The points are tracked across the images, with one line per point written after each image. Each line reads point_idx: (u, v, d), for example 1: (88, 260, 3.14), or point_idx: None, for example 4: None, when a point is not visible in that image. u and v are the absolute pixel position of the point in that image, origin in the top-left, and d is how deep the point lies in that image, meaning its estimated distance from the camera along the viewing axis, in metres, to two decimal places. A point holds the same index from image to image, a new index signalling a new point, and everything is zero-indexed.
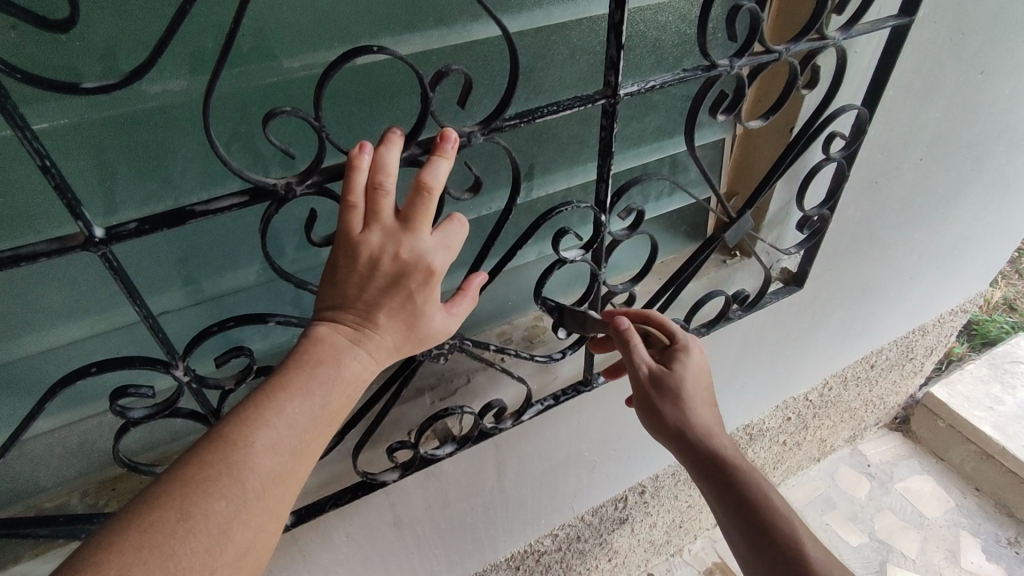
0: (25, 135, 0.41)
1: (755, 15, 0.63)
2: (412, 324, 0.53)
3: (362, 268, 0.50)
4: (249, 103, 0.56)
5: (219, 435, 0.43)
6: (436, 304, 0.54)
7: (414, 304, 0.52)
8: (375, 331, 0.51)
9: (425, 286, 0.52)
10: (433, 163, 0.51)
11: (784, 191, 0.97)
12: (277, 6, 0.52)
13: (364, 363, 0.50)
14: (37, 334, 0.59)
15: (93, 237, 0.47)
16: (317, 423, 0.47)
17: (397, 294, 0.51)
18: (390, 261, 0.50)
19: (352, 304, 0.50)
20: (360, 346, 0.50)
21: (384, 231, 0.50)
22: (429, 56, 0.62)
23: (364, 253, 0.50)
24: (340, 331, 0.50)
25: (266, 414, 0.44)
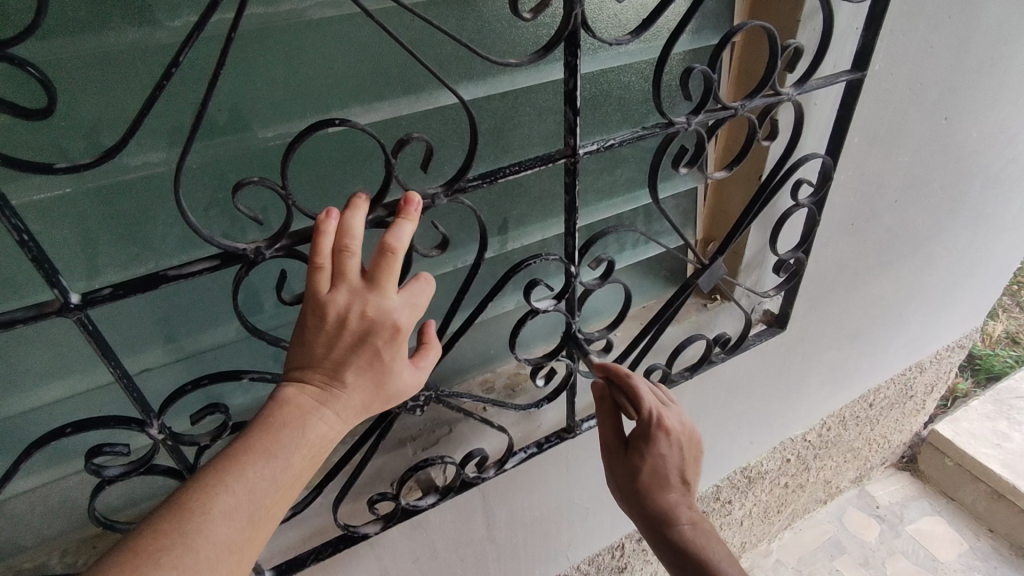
0: (5, 213, 0.44)
1: (707, 76, 0.66)
2: (380, 380, 0.54)
3: (329, 327, 0.52)
4: (226, 170, 0.60)
5: (178, 502, 0.44)
6: (404, 360, 0.56)
7: (382, 361, 0.54)
8: (342, 391, 0.52)
9: (393, 343, 0.54)
10: (397, 225, 0.53)
11: (758, 236, 1.00)
12: (249, 83, 0.56)
13: (329, 425, 0.51)
14: (19, 395, 0.61)
15: (69, 303, 0.49)
16: (278, 487, 0.48)
17: (363, 352, 0.52)
18: (357, 319, 0.52)
19: (319, 363, 0.52)
20: (326, 406, 0.51)
21: (350, 290, 0.52)
22: (399, 122, 0.66)
23: (331, 313, 0.52)
24: (306, 392, 0.51)
25: (227, 479, 0.46)
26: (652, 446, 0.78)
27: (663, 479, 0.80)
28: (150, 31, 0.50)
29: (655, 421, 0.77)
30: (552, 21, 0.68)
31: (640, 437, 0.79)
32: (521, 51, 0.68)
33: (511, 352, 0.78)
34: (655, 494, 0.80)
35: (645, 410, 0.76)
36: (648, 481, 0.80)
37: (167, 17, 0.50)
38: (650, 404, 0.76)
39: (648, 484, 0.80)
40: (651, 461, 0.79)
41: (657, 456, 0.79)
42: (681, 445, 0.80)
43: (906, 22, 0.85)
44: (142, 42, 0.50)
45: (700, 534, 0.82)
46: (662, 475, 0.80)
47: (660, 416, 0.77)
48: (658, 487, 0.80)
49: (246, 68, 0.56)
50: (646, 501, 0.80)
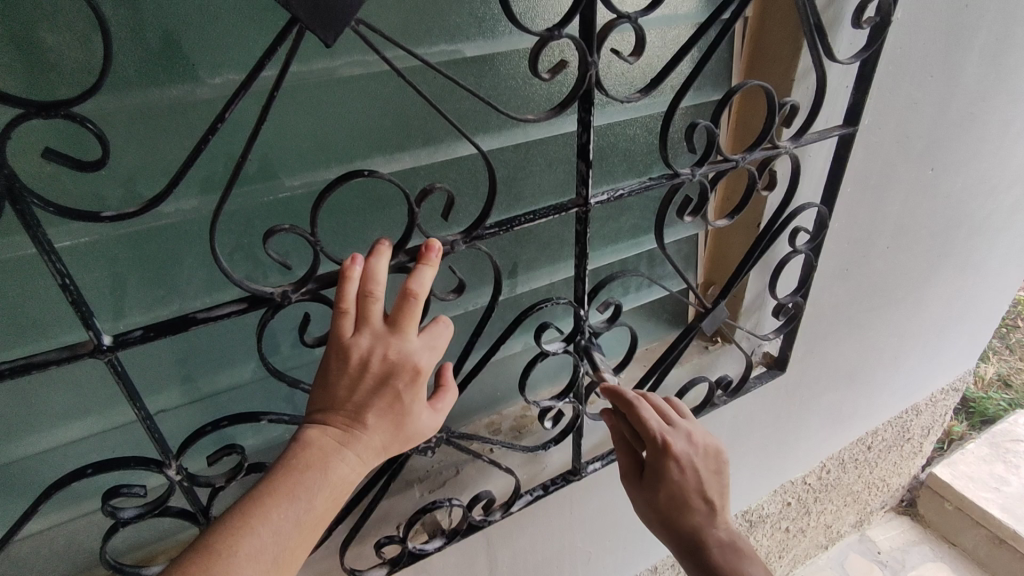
0: (51, 257, 0.46)
1: (710, 132, 0.70)
2: (400, 422, 0.55)
3: (351, 371, 0.53)
4: (253, 217, 0.63)
5: (204, 544, 0.45)
6: (423, 402, 0.57)
7: (402, 404, 0.55)
8: (363, 433, 0.53)
9: (413, 386, 0.55)
10: (419, 271, 0.55)
11: (758, 280, 1.03)
12: (280, 135, 0.60)
13: (350, 465, 0.52)
14: (37, 435, 0.61)
15: (102, 345, 0.51)
16: (301, 529, 0.49)
17: (384, 394, 0.54)
18: (379, 361, 0.54)
19: (341, 406, 0.53)
20: (348, 448, 0.52)
21: (373, 334, 0.54)
22: (419, 171, 0.69)
23: (354, 356, 0.53)
24: (327, 434, 0.52)
25: (253, 521, 0.47)
26: (666, 472, 0.75)
27: (684, 502, 0.77)
28: (192, 87, 0.53)
29: (664, 447, 0.73)
30: (565, 80, 0.73)
31: (654, 463, 0.75)
32: (535, 107, 0.72)
33: (521, 394, 0.80)
34: (676, 515, 0.77)
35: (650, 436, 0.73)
36: (666, 507, 0.77)
37: (208, 74, 0.53)
38: (654, 430, 0.73)
39: (668, 507, 0.77)
40: (669, 484, 0.76)
41: (673, 480, 0.76)
42: (696, 466, 0.76)
43: (891, 82, 0.90)
44: (183, 96, 0.53)
45: (733, 551, 0.79)
46: (682, 497, 0.77)
47: (666, 443, 0.73)
48: (678, 508, 0.77)
49: (279, 121, 0.59)
50: (668, 524, 0.78)
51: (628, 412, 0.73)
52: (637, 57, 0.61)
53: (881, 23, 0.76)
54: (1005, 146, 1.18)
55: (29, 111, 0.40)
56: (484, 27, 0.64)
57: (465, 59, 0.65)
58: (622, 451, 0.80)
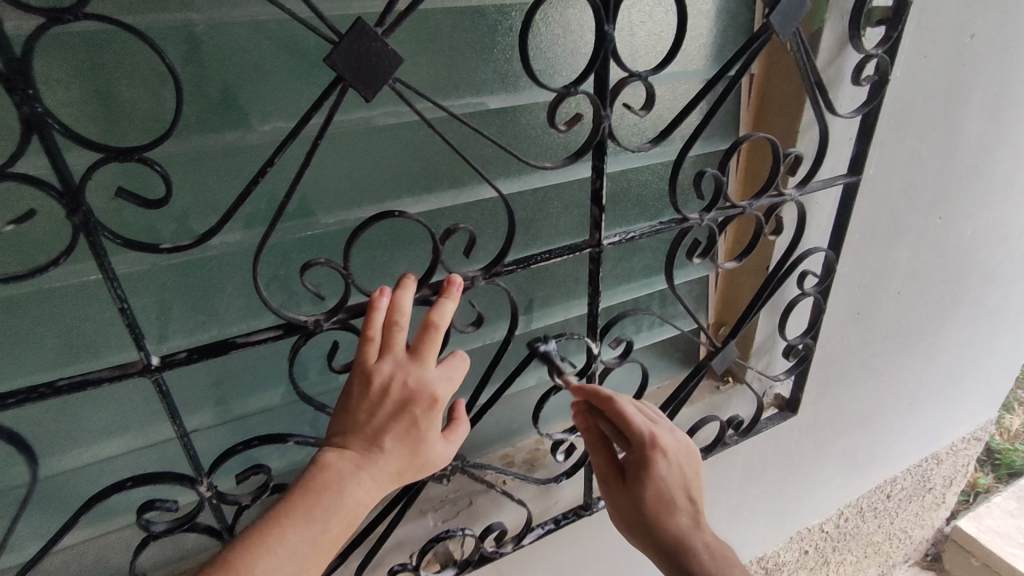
0: (114, 284, 0.51)
1: (718, 180, 0.74)
2: (415, 449, 0.58)
3: (373, 395, 0.57)
4: (290, 251, 0.68)
5: (225, 562, 0.48)
6: (438, 431, 0.60)
7: (418, 430, 0.58)
8: (380, 457, 0.56)
9: (429, 413, 0.59)
10: (441, 304, 0.59)
11: (768, 322, 1.05)
12: (319, 177, 0.65)
13: (367, 489, 0.55)
14: (80, 449, 0.65)
15: (150, 365, 0.55)
16: (317, 549, 0.52)
17: (402, 420, 0.57)
18: (399, 388, 0.57)
19: (361, 430, 0.56)
20: (364, 471, 0.55)
21: (395, 361, 0.58)
22: (444, 212, 0.74)
23: (377, 381, 0.57)
24: (345, 457, 0.55)
25: (271, 542, 0.50)
26: (650, 467, 0.72)
27: (670, 503, 0.73)
28: (246, 133, 0.60)
29: (647, 438, 0.71)
30: (581, 130, 0.78)
31: (636, 460, 0.73)
32: (552, 154, 0.78)
33: (535, 426, 0.82)
34: (663, 518, 0.73)
35: (632, 427, 0.71)
36: (652, 507, 0.73)
37: (258, 121, 0.60)
38: (635, 421, 0.71)
39: (654, 511, 0.73)
40: (654, 482, 0.73)
41: (658, 477, 0.73)
42: (680, 462, 0.74)
43: (894, 134, 0.94)
44: (236, 141, 0.60)
45: (728, 564, 0.72)
46: (667, 497, 0.73)
47: (649, 433, 0.72)
48: (664, 509, 0.73)
49: (318, 164, 0.64)
50: (654, 530, 0.73)
51: (607, 405, 0.72)
52: (647, 111, 0.66)
53: (881, 80, 0.81)
54: (1014, 196, 1.21)
55: (108, 156, 0.46)
56: (506, 82, 0.70)
57: (489, 111, 0.71)
58: (598, 458, 0.77)
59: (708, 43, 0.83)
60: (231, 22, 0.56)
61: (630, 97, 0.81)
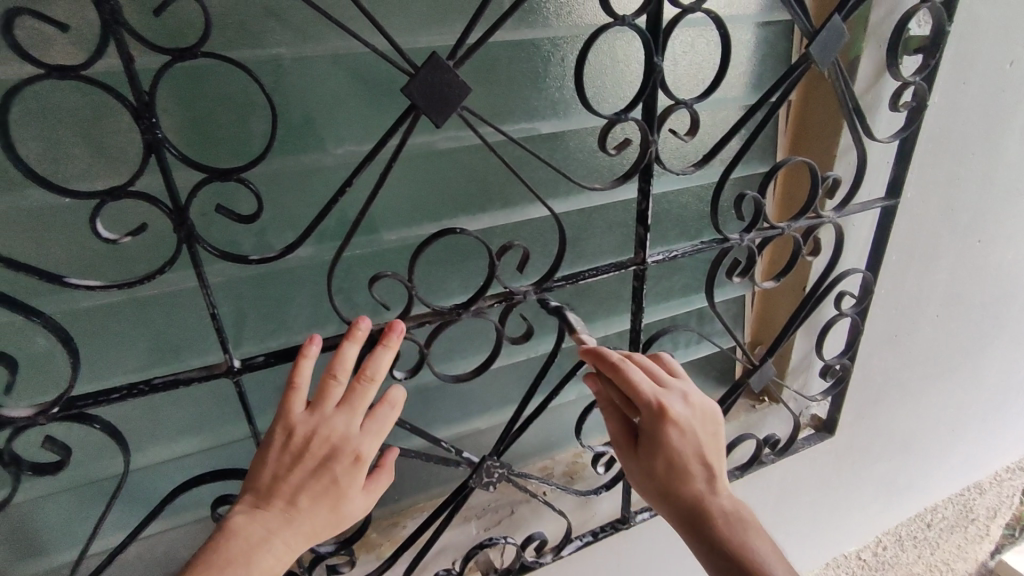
0: (207, 292, 0.56)
1: (758, 202, 0.78)
2: (334, 505, 0.58)
3: (293, 451, 0.57)
4: (354, 265, 0.73)
5: None
6: (359, 488, 0.60)
7: (337, 486, 0.58)
8: (294, 520, 0.56)
9: (350, 470, 0.59)
10: (379, 354, 0.60)
11: (805, 341, 1.07)
12: (384, 197, 0.71)
13: (277, 557, 0.54)
14: (159, 446, 0.71)
15: (233, 366, 0.60)
16: None
17: (322, 478, 0.57)
18: (321, 440, 0.58)
19: (276, 488, 0.56)
20: (274, 538, 0.55)
21: (320, 412, 0.58)
22: (496, 230, 0.79)
23: (300, 433, 0.58)
24: (255, 524, 0.55)
25: None
26: (663, 436, 0.69)
27: (685, 471, 0.70)
28: (320, 155, 0.66)
29: (658, 406, 0.68)
30: (628, 155, 0.82)
31: (648, 428, 0.69)
32: (597, 175, 0.82)
33: (578, 437, 0.85)
34: (677, 483, 0.70)
35: (642, 395, 0.68)
36: (665, 475, 0.70)
37: (332, 145, 0.66)
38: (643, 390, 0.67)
39: (667, 476, 0.70)
40: (667, 449, 0.69)
41: (671, 445, 0.69)
42: (694, 428, 0.70)
43: (932, 159, 0.96)
44: (313, 163, 0.66)
45: (745, 530, 0.70)
46: (682, 463, 0.70)
47: (659, 402, 0.68)
48: (678, 476, 0.70)
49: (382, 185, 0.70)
50: (668, 496, 0.71)
51: (614, 373, 0.68)
52: (692, 136, 0.70)
53: (918, 106, 0.83)
54: None
55: (211, 176, 0.51)
56: (557, 109, 0.75)
57: (540, 136, 0.75)
58: (612, 421, 0.74)
59: (748, 72, 0.86)
60: (313, 56, 0.62)
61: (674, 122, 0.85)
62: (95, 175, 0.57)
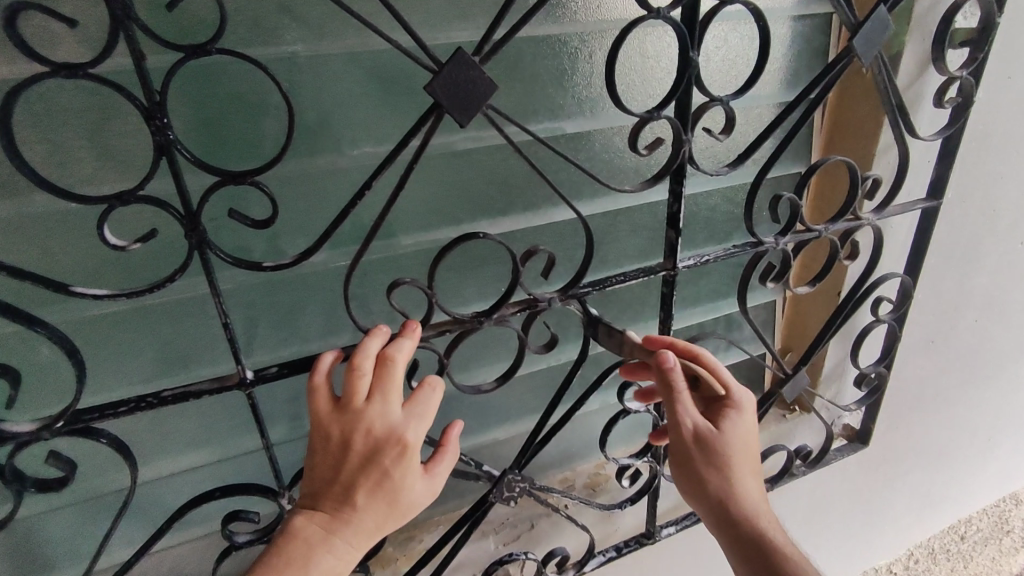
0: (217, 300, 0.54)
1: (795, 203, 0.73)
2: (392, 496, 0.57)
3: (336, 449, 0.57)
4: (370, 271, 0.70)
5: None
6: (416, 475, 0.59)
7: (391, 479, 0.57)
8: (353, 516, 0.56)
9: (400, 460, 0.57)
10: (397, 342, 0.59)
11: (838, 349, 1.02)
12: (402, 200, 0.68)
13: (338, 556, 0.55)
14: (169, 458, 0.69)
15: (245, 378, 0.57)
16: None
17: (371, 471, 0.56)
18: (362, 437, 0.56)
19: (331, 488, 0.56)
20: (336, 536, 0.55)
21: (350, 411, 0.57)
22: (517, 234, 0.76)
23: (337, 433, 0.57)
24: (313, 525, 0.55)
25: None
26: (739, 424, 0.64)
27: (749, 471, 0.64)
28: (336, 157, 0.63)
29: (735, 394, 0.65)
30: (658, 156, 0.78)
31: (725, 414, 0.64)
32: (623, 177, 0.78)
33: (602, 450, 0.81)
34: (741, 483, 0.63)
35: (721, 381, 0.65)
36: (736, 471, 0.63)
37: (348, 147, 0.63)
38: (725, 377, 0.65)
39: (735, 474, 0.63)
40: (741, 441, 0.64)
41: (742, 438, 0.64)
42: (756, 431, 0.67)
43: (975, 158, 0.91)
44: (327, 165, 0.63)
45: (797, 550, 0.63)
46: (749, 462, 0.65)
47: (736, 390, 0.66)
48: (744, 475, 0.63)
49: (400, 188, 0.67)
50: (731, 499, 0.63)
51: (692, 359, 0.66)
52: (727, 135, 0.66)
53: (964, 102, 0.79)
54: None
55: (221, 180, 0.49)
56: (583, 108, 0.72)
57: (564, 136, 0.72)
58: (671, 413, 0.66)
59: (781, 68, 0.82)
60: (329, 54, 0.59)
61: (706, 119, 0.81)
62: (103, 179, 0.54)
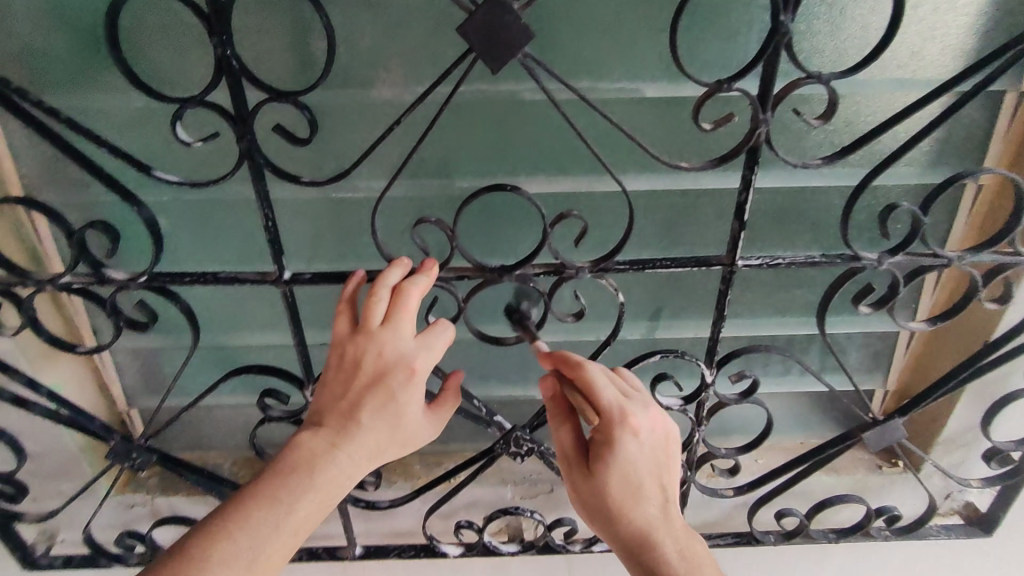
0: (265, 204, 0.61)
1: (914, 219, 0.60)
2: (394, 421, 0.60)
3: (348, 369, 0.60)
4: (425, 207, 0.72)
5: (183, 553, 0.51)
6: (417, 405, 0.61)
7: (394, 402, 0.60)
8: (354, 432, 0.59)
9: (405, 385, 0.60)
10: (415, 277, 0.61)
11: (972, 410, 0.83)
12: (462, 143, 0.68)
13: (344, 467, 0.57)
14: (239, 334, 0.79)
15: (282, 276, 0.65)
16: (281, 537, 0.53)
17: (376, 391, 0.60)
18: (372, 359, 0.60)
19: (338, 404, 0.60)
20: (337, 450, 0.58)
21: (365, 334, 0.60)
22: (577, 198, 0.72)
23: (352, 354, 0.60)
24: (319, 437, 0.58)
25: (232, 528, 0.52)
26: (619, 448, 0.58)
27: (640, 491, 0.58)
28: (401, 91, 0.65)
29: (617, 413, 0.58)
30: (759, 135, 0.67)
31: (601, 439, 0.59)
32: (709, 154, 0.69)
33: None
34: (628, 505, 0.58)
35: (603, 400, 0.58)
36: (616, 494, 0.58)
37: (414, 83, 0.65)
38: (604, 394, 0.58)
39: (619, 497, 0.58)
40: (628, 463, 0.58)
41: (627, 460, 0.58)
42: (660, 448, 0.59)
43: None
44: (392, 98, 0.65)
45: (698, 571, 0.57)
46: (640, 484, 0.58)
47: (619, 407, 0.58)
48: (631, 496, 0.58)
49: (460, 130, 0.68)
50: (617, 521, 0.58)
51: (575, 375, 0.60)
52: (823, 123, 0.56)
53: None
54: None
55: (269, 95, 0.54)
56: (669, 70, 0.64)
57: (644, 99, 0.66)
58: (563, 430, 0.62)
59: (961, 47, 0.64)
60: None
61: (804, 96, 0.66)
62: (186, 80, 0.62)
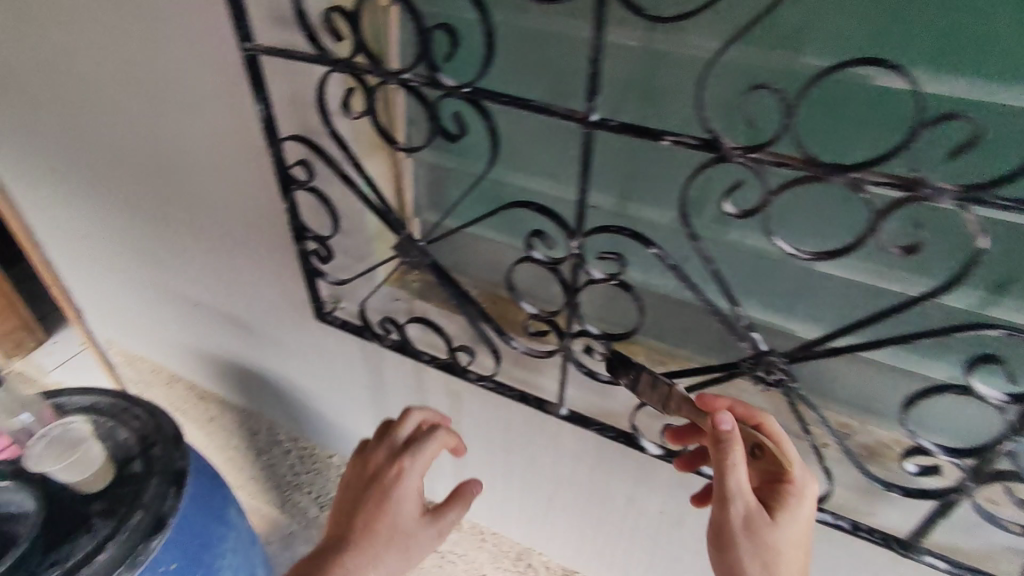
0: (595, 34, 0.57)
1: None
2: (398, 497, 0.87)
3: (366, 473, 0.91)
4: (756, 79, 0.63)
5: (339, 540, 0.86)
6: (422, 463, 0.90)
7: (386, 486, 0.88)
8: (361, 508, 0.88)
9: (397, 476, 0.89)
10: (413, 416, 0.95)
11: None
12: (836, 6, 0.56)
13: (399, 514, 0.87)
14: (521, 174, 0.81)
15: (588, 118, 0.62)
16: (364, 521, 0.86)
17: (385, 476, 0.89)
18: (398, 448, 0.92)
19: (366, 470, 0.91)
20: (405, 474, 0.88)
21: (388, 444, 0.93)
22: (966, 105, 0.56)
23: (380, 451, 0.93)
24: (356, 486, 0.91)
25: (345, 538, 0.85)
26: (790, 509, 0.68)
27: (796, 559, 0.67)
28: None
29: (799, 483, 0.69)
30: None
31: (775, 496, 0.69)
32: None
33: (902, 412, 0.64)
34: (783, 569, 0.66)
35: (793, 461, 0.69)
36: (781, 551, 0.66)
37: None
38: (795, 460, 0.70)
39: (776, 561, 0.66)
40: (794, 526, 0.67)
41: (792, 524, 0.67)
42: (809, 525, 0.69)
43: None
44: None
45: None
46: (797, 549, 0.68)
47: (803, 483, 0.69)
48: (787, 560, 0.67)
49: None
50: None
51: (772, 436, 0.71)
52: None
53: None
54: None
55: None
56: None
57: None
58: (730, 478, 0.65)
59: None
60: None
61: None
62: None
